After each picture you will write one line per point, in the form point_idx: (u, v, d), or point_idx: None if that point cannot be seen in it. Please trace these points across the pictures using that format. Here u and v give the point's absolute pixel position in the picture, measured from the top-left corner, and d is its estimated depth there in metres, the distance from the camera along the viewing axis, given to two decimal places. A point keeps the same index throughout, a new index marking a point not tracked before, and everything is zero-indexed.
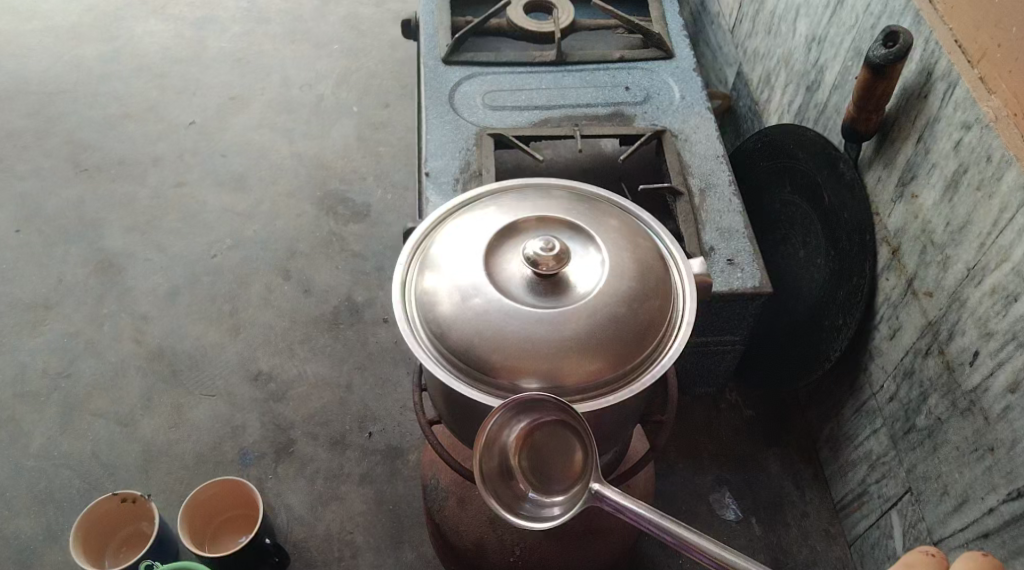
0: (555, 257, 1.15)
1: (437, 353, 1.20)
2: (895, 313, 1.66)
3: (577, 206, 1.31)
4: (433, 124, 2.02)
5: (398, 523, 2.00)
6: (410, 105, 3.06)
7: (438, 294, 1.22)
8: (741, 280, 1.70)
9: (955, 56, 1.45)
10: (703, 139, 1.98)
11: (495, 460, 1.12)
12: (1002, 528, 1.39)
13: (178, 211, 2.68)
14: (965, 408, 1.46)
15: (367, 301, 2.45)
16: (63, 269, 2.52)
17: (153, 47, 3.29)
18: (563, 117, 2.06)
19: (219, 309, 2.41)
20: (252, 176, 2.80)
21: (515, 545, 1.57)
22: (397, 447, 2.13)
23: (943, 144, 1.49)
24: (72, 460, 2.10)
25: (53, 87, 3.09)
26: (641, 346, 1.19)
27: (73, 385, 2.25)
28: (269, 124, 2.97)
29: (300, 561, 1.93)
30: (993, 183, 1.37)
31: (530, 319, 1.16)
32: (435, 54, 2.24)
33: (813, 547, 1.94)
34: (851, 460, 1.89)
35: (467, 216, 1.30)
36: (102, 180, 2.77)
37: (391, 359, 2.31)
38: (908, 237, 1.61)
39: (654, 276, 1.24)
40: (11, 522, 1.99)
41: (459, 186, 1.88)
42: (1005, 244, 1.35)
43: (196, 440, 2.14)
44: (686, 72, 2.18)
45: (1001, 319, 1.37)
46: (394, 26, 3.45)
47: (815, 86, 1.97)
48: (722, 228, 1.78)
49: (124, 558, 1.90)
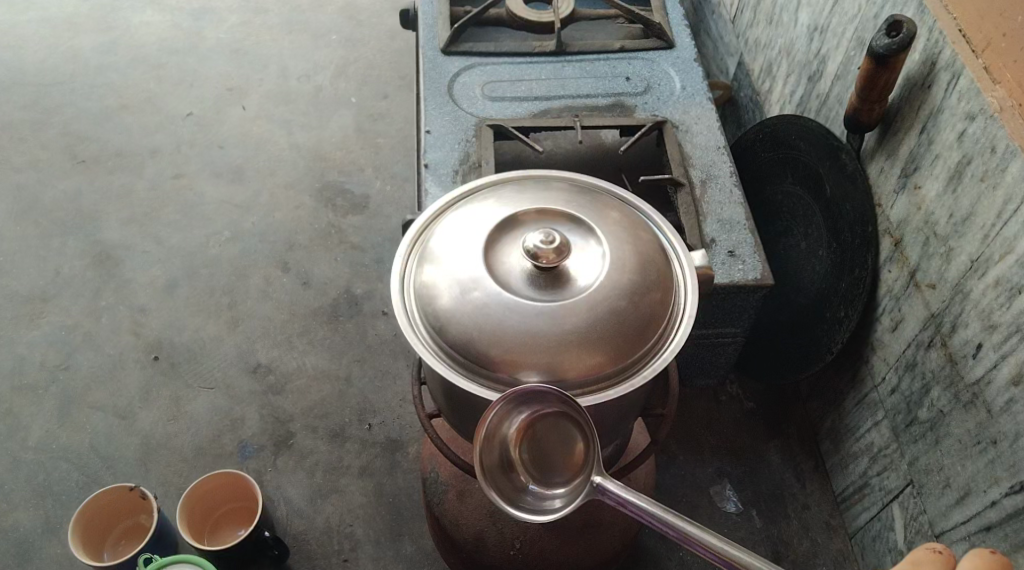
0: (555, 250, 1.14)
1: (437, 346, 1.19)
2: (897, 305, 1.65)
3: (577, 198, 1.30)
4: (432, 115, 2.00)
5: (398, 516, 1.99)
6: (409, 96, 3.04)
7: (437, 287, 1.21)
8: (742, 272, 1.68)
9: (959, 45, 1.43)
10: (704, 130, 1.96)
11: (495, 453, 1.11)
12: (1005, 522, 1.38)
13: (176, 203, 2.67)
14: (968, 400, 1.46)
15: (366, 294, 2.44)
16: (62, 261, 2.51)
17: (150, 38, 3.27)
18: (563, 108, 2.04)
19: (218, 302, 2.40)
20: (250, 167, 2.78)
21: (515, 539, 1.57)
22: (397, 440, 2.12)
23: (947, 135, 1.47)
24: (71, 452, 2.10)
25: (50, 78, 3.07)
26: (642, 340, 1.18)
27: (72, 378, 2.24)
28: (267, 116, 2.95)
29: (301, 554, 1.93)
30: (997, 175, 1.35)
31: (530, 312, 1.15)
32: (434, 44, 2.22)
33: (813, 539, 1.93)
34: (852, 452, 1.88)
35: (466, 208, 1.29)
36: (99, 172, 2.75)
37: (391, 351, 2.30)
38: (911, 228, 1.60)
39: (656, 268, 1.23)
40: (11, 515, 1.98)
41: (458, 177, 1.86)
42: (1010, 235, 1.34)
43: (196, 433, 2.13)
44: (686, 62, 2.16)
45: (1004, 311, 1.36)
46: (393, 16, 3.42)
47: (816, 76, 1.95)
48: (723, 219, 1.77)
49: (123, 551, 1.89)
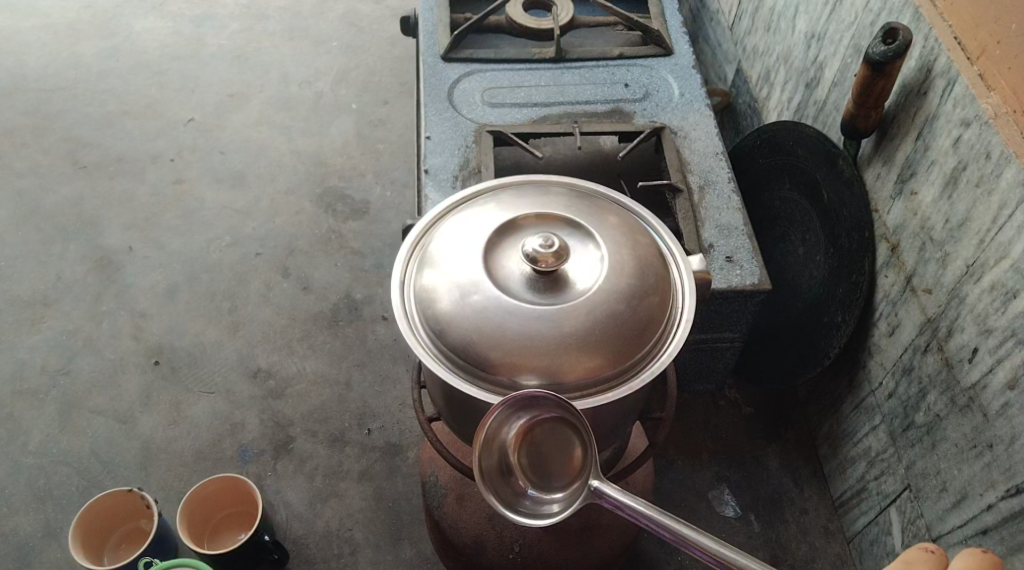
0: (554, 254, 1.15)
1: (437, 350, 1.20)
2: (895, 310, 1.66)
3: (577, 203, 1.31)
4: (432, 121, 2.02)
5: (397, 520, 2.00)
6: (409, 102, 3.06)
7: (437, 291, 1.22)
8: (740, 277, 1.69)
9: (954, 53, 1.45)
10: (702, 137, 1.98)
11: (495, 457, 1.12)
12: (1002, 525, 1.39)
13: (177, 209, 2.68)
14: (964, 404, 1.46)
15: (366, 299, 2.44)
16: (62, 266, 2.52)
17: (152, 44, 3.29)
18: (562, 114, 2.06)
19: (219, 307, 2.41)
20: (251, 173, 2.79)
21: (515, 542, 1.58)
22: (397, 444, 2.13)
23: (942, 141, 1.49)
24: (72, 456, 2.10)
25: (51, 84, 3.09)
26: (641, 344, 1.19)
27: (72, 383, 2.25)
28: (268, 122, 2.97)
29: (300, 558, 1.93)
30: (993, 180, 1.36)
31: (530, 316, 1.16)
32: (434, 51, 2.24)
33: (812, 544, 1.94)
34: (851, 456, 1.89)
35: (467, 212, 1.30)
36: (101, 177, 2.77)
37: (391, 356, 2.31)
38: (907, 233, 1.61)
39: (654, 273, 1.24)
40: (11, 519, 1.99)
41: (458, 182, 1.88)
42: (1006, 240, 1.35)
43: (196, 437, 2.14)
44: (685, 68, 2.18)
45: (1000, 315, 1.37)
46: (393, 23, 3.45)
47: (814, 82, 1.97)
48: (721, 225, 1.78)
49: (124, 555, 1.90)
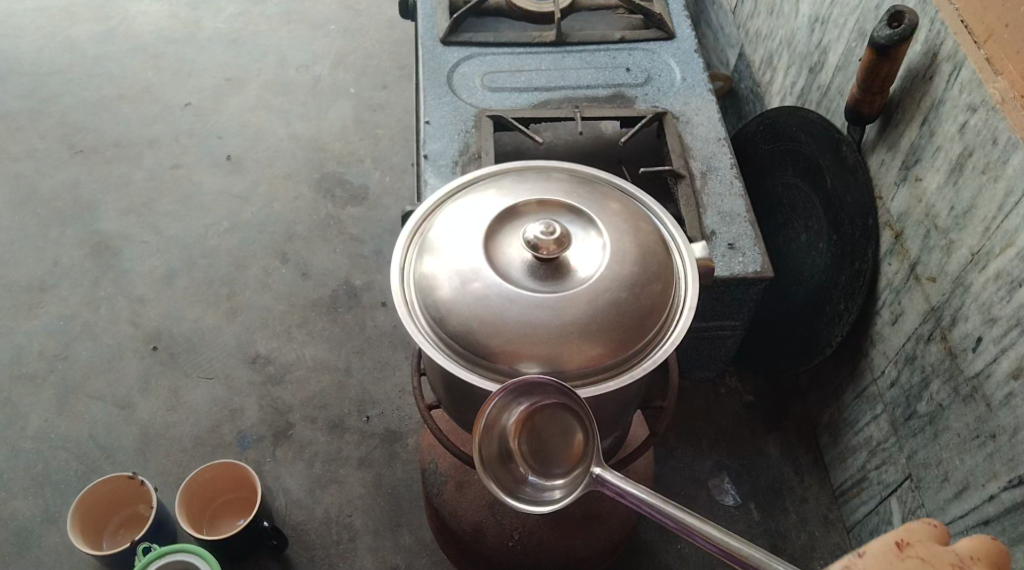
0: (556, 241, 1.13)
1: (437, 338, 1.18)
2: (898, 299, 1.65)
3: (579, 189, 1.30)
4: (431, 105, 1.99)
5: (397, 507, 1.99)
6: (408, 86, 3.03)
7: (437, 278, 1.20)
8: (742, 264, 1.68)
9: (961, 37, 1.43)
10: (704, 122, 1.96)
11: (494, 445, 1.11)
12: (1003, 515, 1.39)
13: (175, 193, 2.66)
14: (967, 394, 1.46)
15: (365, 285, 2.43)
16: (60, 251, 2.50)
17: (148, 27, 3.25)
18: (563, 99, 2.03)
19: (217, 292, 2.40)
20: (249, 157, 2.77)
21: (515, 530, 1.57)
22: (396, 431, 2.12)
23: (948, 127, 1.47)
24: (70, 442, 2.09)
25: (47, 68, 3.06)
26: (641, 333, 1.18)
27: (71, 368, 2.24)
28: (266, 106, 2.94)
29: (300, 544, 1.93)
30: (999, 167, 1.35)
31: (531, 303, 1.15)
32: (433, 34, 2.21)
33: (812, 532, 1.94)
34: (851, 445, 1.88)
35: (467, 199, 1.28)
36: (98, 162, 2.74)
37: (390, 343, 2.30)
38: (911, 221, 1.59)
39: (656, 261, 1.22)
40: (10, 504, 1.99)
41: (458, 168, 1.86)
42: (1011, 228, 1.34)
43: (195, 424, 2.13)
44: (687, 52, 2.16)
45: (1004, 304, 1.36)
46: (391, 6, 3.41)
47: (817, 67, 1.95)
48: (723, 212, 1.77)
49: (122, 541, 1.89)
